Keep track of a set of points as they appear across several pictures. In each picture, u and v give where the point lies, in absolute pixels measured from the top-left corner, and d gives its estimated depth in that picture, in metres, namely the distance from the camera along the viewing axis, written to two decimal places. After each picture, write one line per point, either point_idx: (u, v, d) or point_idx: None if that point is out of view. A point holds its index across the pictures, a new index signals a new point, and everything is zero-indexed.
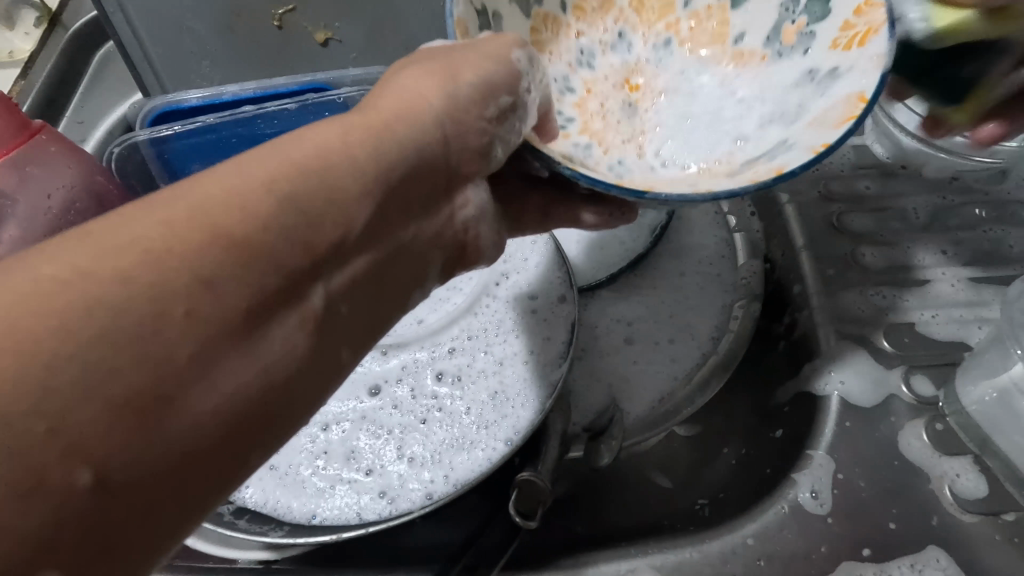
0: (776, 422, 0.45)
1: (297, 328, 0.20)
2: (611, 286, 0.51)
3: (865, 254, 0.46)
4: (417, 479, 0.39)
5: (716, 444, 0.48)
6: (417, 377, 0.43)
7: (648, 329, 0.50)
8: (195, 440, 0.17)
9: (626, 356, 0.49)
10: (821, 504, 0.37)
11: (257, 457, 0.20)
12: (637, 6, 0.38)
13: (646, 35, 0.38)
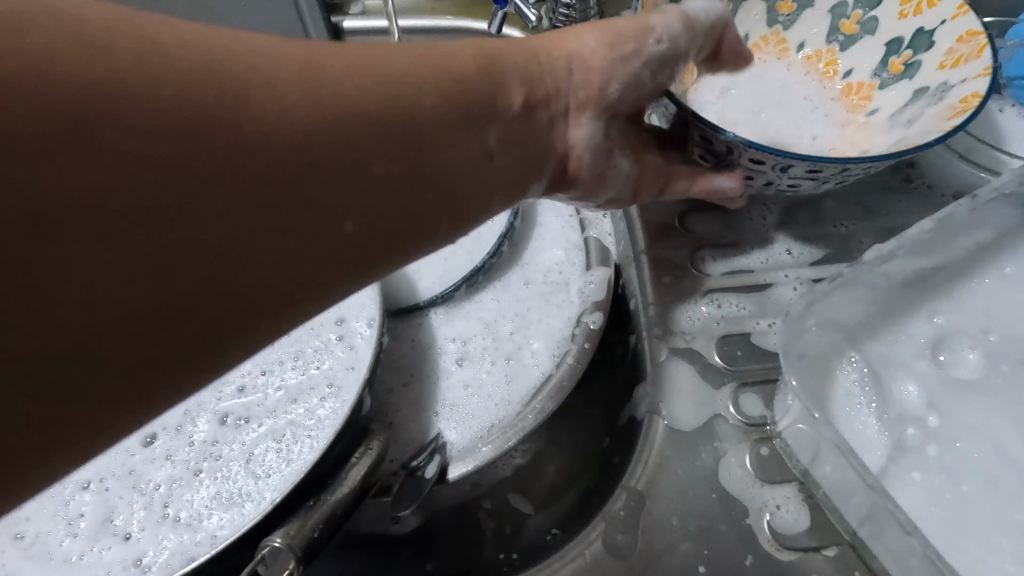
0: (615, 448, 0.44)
1: (475, 150, 0.25)
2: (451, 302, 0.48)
3: (704, 258, 0.42)
4: (174, 545, 0.34)
5: (572, 461, 0.50)
6: (191, 426, 0.38)
7: (487, 349, 0.46)
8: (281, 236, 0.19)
9: (459, 379, 0.45)
10: (634, 538, 0.34)
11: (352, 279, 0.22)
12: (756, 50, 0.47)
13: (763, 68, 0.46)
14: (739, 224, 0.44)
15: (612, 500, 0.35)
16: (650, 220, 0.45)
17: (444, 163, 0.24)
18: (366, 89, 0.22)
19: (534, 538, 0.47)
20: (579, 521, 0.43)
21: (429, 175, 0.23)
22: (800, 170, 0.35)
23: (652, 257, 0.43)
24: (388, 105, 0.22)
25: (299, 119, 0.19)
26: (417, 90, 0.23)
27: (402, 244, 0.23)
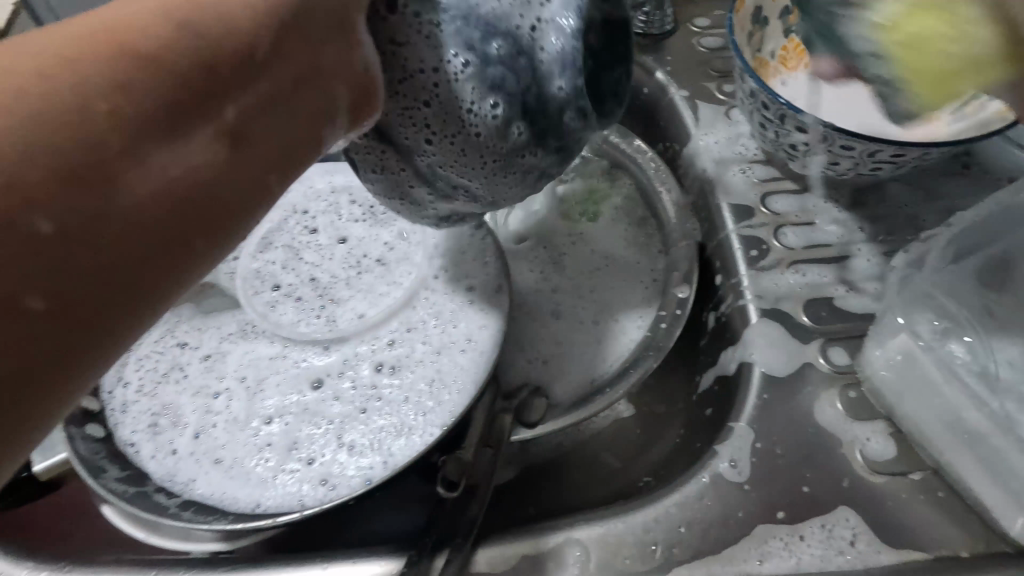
0: (706, 402, 0.50)
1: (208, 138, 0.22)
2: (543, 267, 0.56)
3: (786, 234, 0.48)
4: (355, 469, 0.40)
5: (660, 426, 0.57)
6: (351, 374, 0.44)
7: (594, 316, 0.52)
8: (101, 216, 0.19)
9: (570, 342, 0.51)
10: (741, 472, 0.39)
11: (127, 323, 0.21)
12: None
13: None
14: (815, 205, 0.50)
15: (720, 435, 0.41)
16: (736, 203, 0.51)
17: (179, 169, 0.21)
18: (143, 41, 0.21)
19: (626, 485, 0.53)
20: (675, 469, 0.50)
21: (176, 172, 0.21)
22: (886, 154, 0.41)
23: (741, 233, 0.49)
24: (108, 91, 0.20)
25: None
26: (185, 55, 0.22)
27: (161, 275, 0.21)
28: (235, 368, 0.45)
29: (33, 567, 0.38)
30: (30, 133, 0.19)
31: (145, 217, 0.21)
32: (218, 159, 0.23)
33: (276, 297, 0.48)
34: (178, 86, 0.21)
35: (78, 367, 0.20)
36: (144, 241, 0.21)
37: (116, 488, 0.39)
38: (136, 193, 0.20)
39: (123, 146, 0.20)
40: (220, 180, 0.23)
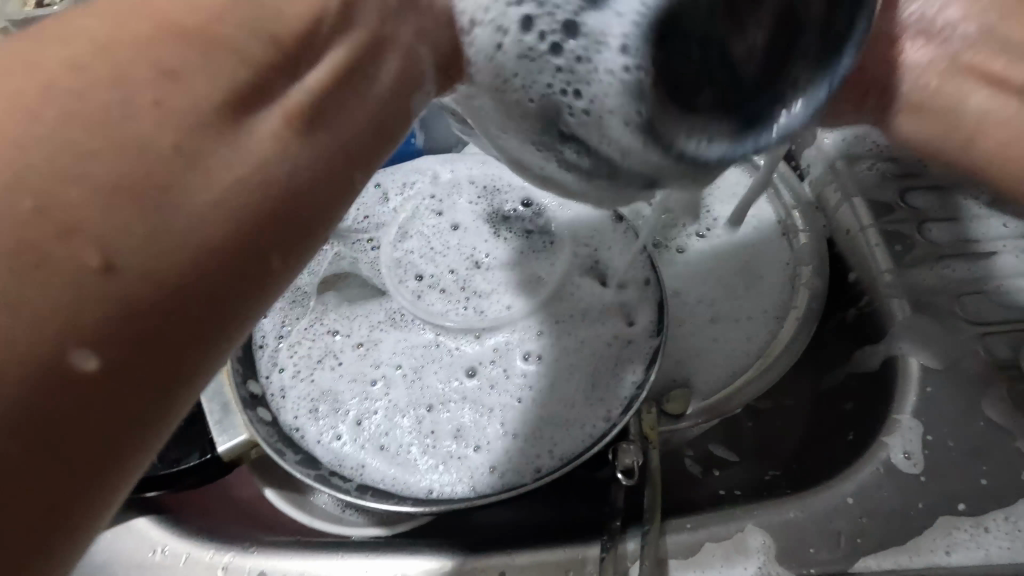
0: (844, 395, 0.49)
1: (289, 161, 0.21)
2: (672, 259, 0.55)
3: (930, 229, 0.49)
4: (525, 457, 0.41)
5: (780, 417, 0.52)
6: (507, 364, 0.45)
7: (731, 307, 0.52)
8: (180, 253, 0.18)
9: (709, 335, 0.51)
10: (916, 463, 0.39)
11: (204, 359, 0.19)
12: None
13: None
14: (956, 201, 0.50)
15: (886, 427, 0.41)
16: (873, 199, 0.51)
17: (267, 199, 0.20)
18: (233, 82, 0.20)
19: (753, 480, 0.49)
20: (812, 471, 0.46)
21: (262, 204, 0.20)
22: None
23: (882, 229, 0.50)
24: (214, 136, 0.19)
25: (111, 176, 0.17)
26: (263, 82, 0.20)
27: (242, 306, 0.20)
28: (390, 354, 0.45)
29: (216, 549, 0.38)
30: (146, 148, 0.18)
31: (187, 270, 0.18)
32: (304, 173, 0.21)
33: (421, 287, 0.48)
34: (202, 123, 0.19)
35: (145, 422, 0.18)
36: (188, 302, 0.18)
37: (299, 472, 0.40)
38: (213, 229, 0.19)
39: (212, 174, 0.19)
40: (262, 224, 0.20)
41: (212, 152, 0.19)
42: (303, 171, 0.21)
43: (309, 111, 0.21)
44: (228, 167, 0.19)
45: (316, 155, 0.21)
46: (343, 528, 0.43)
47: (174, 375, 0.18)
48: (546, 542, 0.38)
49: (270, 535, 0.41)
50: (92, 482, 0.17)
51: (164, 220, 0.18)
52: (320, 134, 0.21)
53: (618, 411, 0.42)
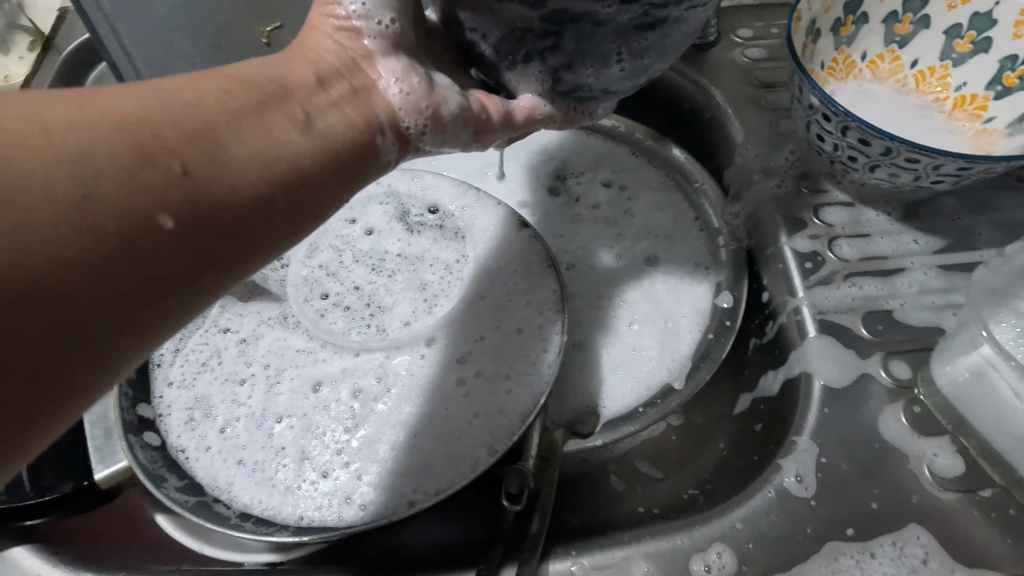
0: (754, 417, 0.51)
1: (287, 123, 0.26)
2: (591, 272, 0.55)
3: (841, 246, 0.48)
4: (398, 486, 0.40)
5: (702, 435, 0.54)
6: (398, 387, 0.43)
7: (646, 318, 0.52)
8: (225, 205, 0.23)
9: (626, 346, 0.51)
10: (807, 487, 0.38)
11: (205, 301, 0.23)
12: (872, 68, 0.53)
13: (882, 86, 0.53)
14: (867, 217, 0.50)
15: (782, 449, 0.41)
16: (786, 216, 0.51)
17: (286, 148, 0.25)
18: (263, 73, 0.27)
19: (669, 498, 0.51)
20: (724, 485, 0.48)
21: (280, 152, 0.25)
22: (951, 167, 0.40)
23: (793, 247, 0.49)
24: (275, 85, 0.27)
25: (290, 165, 0.25)
26: (262, 74, 0.27)
27: (243, 261, 0.24)
28: (280, 373, 0.44)
29: None
30: (277, 135, 0.25)
31: (287, 175, 0.25)
32: (299, 143, 0.26)
33: (325, 305, 0.48)
34: (241, 111, 0.25)
35: (156, 327, 0.22)
36: (215, 224, 0.23)
37: (176, 498, 0.39)
38: (237, 153, 0.24)
39: (329, 137, 0.27)
40: (286, 163, 0.25)
41: (240, 131, 0.24)
42: (334, 129, 0.27)
43: (304, 119, 0.27)
44: (249, 145, 0.24)
45: (314, 145, 0.26)
46: (237, 553, 0.42)
47: (172, 297, 0.22)
48: (426, 571, 0.37)
49: (153, 564, 0.40)
50: (93, 375, 0.20)
51: (207, 164, 0.23)
52: (311, 129, 0.27)
53: (505, 442, 0.41)
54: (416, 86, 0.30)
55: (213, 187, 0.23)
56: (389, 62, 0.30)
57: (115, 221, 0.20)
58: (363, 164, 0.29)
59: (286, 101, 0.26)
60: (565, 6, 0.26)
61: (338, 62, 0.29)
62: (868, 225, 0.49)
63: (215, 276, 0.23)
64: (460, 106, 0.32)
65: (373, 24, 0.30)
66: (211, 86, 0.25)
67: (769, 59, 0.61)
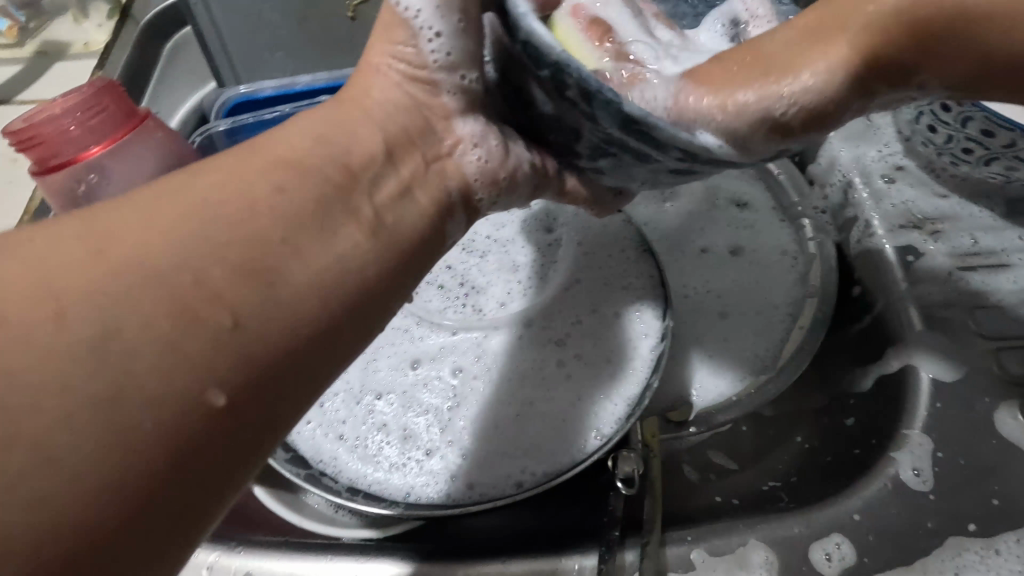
0: (845, 411, 0.47)
1: (358, 229, 0.25)
2: (675, 255, 0.53)
3: (944, 239, 0.48)
4: (504, 466, 0.39)
5: (785, 425, 0.50)
6: (501, 368, 0.43)
7: (738, 303, 0.51)
8: (299, 326, 0.22)
9: (717, 334, 0.50)
10: (925, 481, 0.38)
11: (300, 411, 0.24)
12: None
13: None
14: (967, 211, 0.49)
15: (894, 441, 0.40)
16: (884, 207, 0.51)
17: (349, 259, 0.24)
18: (318, 149, 0.26)
19: (750, 491, 0.47)
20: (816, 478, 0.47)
21: (336, 265, 0.24)
22: None
23: (894, 241, 0.49)
24: (341, 157, 0.26)
25: (336, 266, 0.24)
26: (323, 157, 0.26)
27: (325, 372, 0.24)
28: (376, 347, 0.43)
29: (201, 547, 0.38)
30: (328, 236, 0.24)
31: (346, 289, 0.24)
32: (366, 248, 0.25)
33: (418, 284, 0.47)
34: (301, 225, 0.23)
35: (256, 450, 0.22)
36: (276, 363, 0.22)
37: (287, 470, 0.38)
38: (307, 274, 0.23)
39: (391, 233, 0.26)
40: (348, 284, 0.24)
41: (300, 252, 0.23)
42: (401, 227, 0.27)
43: (373, 218, 0.26)
44: (310, 266, 0.23)
45: (383, 251, 0.26)
46: (333, 528, 0.41)
47: (254, 432, 0.22)
48: (540, 550, 0.36)
49: (254, 534, 0.40)
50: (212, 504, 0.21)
51: (263, 300, 0.22)
52: (378, 230, 0.26)
53: (611, 427, 0.40)
54: (492, 151, 0.31)
55: (275, 302, 0.22)
56: (466, 124, 0.31)
57: (180, 419, 0.20)
58: (432, 244, 0.29)
59: (351, 197, 0.25)
60: (619, 143, 0.28)
61: (399, 132, 0.29)
62: (969, 219, 0.49)
63: (298, 396, 0.23)
64: (530, 164, 0.33)
65: (455, 78, 0.30)
66: (263, 179, 0.24)
67: None
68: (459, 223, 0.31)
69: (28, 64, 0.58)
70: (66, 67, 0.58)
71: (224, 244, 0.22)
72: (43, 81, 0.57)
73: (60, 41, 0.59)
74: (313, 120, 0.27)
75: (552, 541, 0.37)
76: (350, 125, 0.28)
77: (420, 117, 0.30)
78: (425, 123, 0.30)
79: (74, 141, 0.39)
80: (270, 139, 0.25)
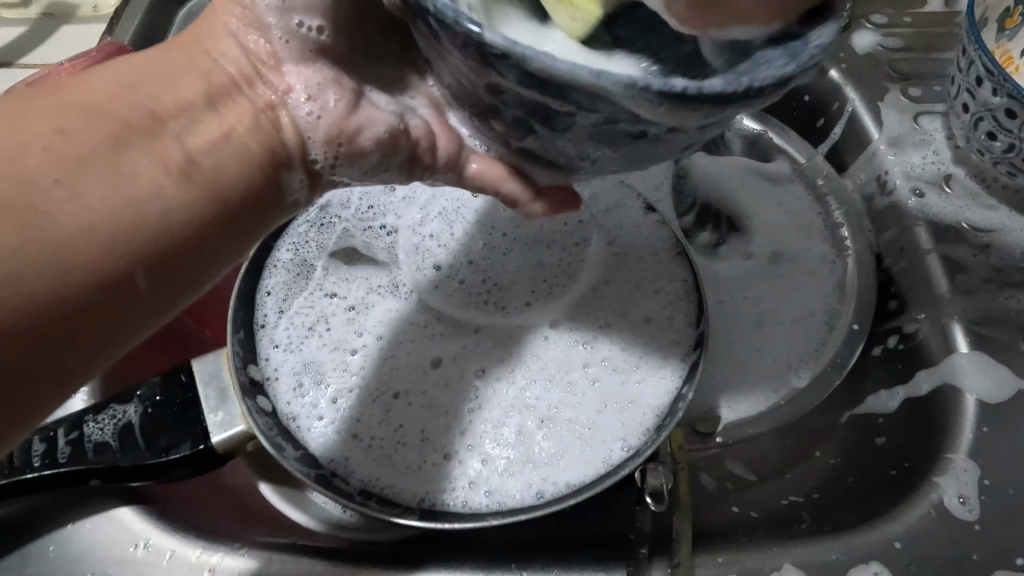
0: (873, 428, 0.45)
1: (154, 172, 0.24)
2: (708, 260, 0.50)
3: (995, 252, 0.45)
4: (527, 476, 0.37)
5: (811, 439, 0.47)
6: (524, 371, 0.41)
7: (772, 310, 0.48)
8: (70, 268, 0.22)
9: (751, 344, 0.47)
10: (971, 510, 0.36)
11: (90, 356, 0.24)
12: None
13: None
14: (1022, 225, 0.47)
15: (938, 464, 0.38)
16: (932, 219, 0.48)
17: (143, 205, 0.23)
18: (126, 93, 0.25)
19: (776, 509, 0.43)
20: None
21: (128, 210, 0.23)
22: None
23: (940, 255, 0.46)
24: (148, 100, 0.25)
25: (123, 212, 0.23)
26: (126, 102, 0.24)
27: (121, 318, 0.24)
28: (392, 345, 0.41)
29: (205, 547, 0.36)
30: (113, 180, 0.23)
31: (137, 234, 0.23)
32: (168, 193, 0.24)
33: (438, 276, 0.44)
34: (80, 166, 0.23)
35: (50, 387, 0.23)
36: (47, 307, 0.22)
37: (297, 469, 0.36)
38: (79, 218, 0.22)
39: (201, 179, 0.25)
40: (140, 231, 0.23)
41: (75, 194, 0.22)
42: (219, 172, 0.25)
43: (183, 163, 0.24)
44: (90, 208, 0.22)
45: (188, 197, 0.24)
46: (343, 530, 0.39)
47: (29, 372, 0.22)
48: (566, 564, 0.35)
49: (259, 534, 0.38)
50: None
51: (26, 241, 0.21)
52: (187, 173, 0.24)
53: (639, 439, 0.38)
54: (329, 107, 0.26)
55: (47, 242, 0.22)
56: (302, 72, 0.27)
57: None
58: (264, 196, 0.27)
59: (155, 140, 0.24)
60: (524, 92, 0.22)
61: (225, 80, 0.26)
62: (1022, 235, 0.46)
63: (86, 339, 0.23)
64: (392, 126, 0.27)
65: (291, 23, 0.27)
66: (47, 125, 0.23)
67: (904, 50, 0.56)
68: (303, 184, 0.28)
69: (33, 26, 0.55)
70: (74, 30, 0.55)
71: None
72: (49, 44, 0.54)
73: (68, 3, 0.56)
74: (134, 61, 0.26)
75: (575, 554, 0.35)
76: (170, 64, 0.26)
77: (260, 55, 0.27)
78: (258, 69, 0.27)
79: None
80: (78, 81, 0.25)
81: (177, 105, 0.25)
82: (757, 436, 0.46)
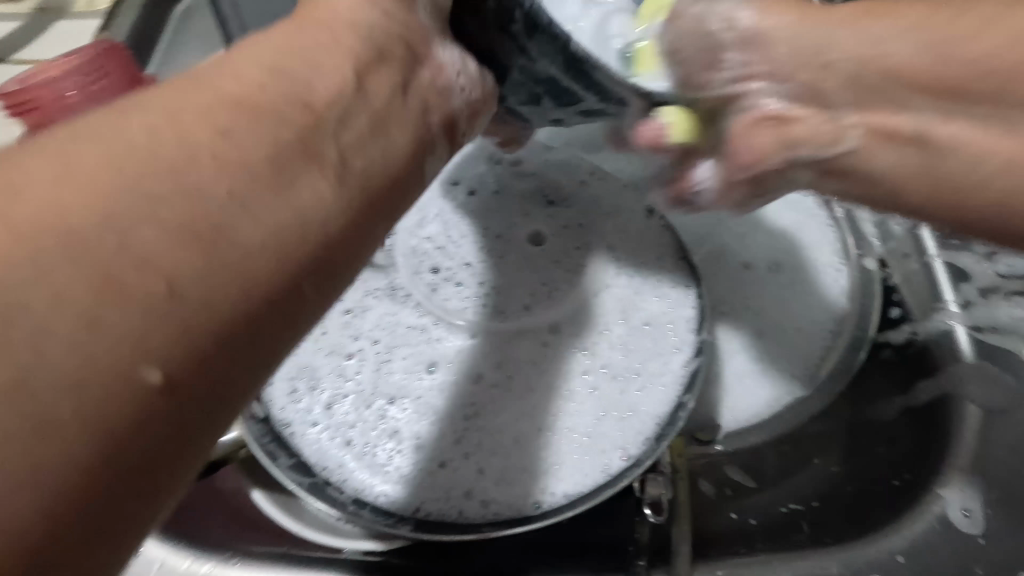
0: (878, 436, 0.44)
1: (320, 178, 0.22)
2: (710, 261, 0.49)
3: (999, 260, 0.46)
4: (523, 486, 0.36)
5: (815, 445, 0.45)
6: (521, 376, 0.40)
7: (775, 316, 0.47)
8: (241, 284, 0.19)
9: (753, 350, 0.46)
10: (973, 523, 0.36)
11: (250, 393, 0.20)
12: None
13: None
14: None
15: (941, 475, 0.38)
16: (936, 228, 0.48)
17: (310, 214, 0.21)
18: (275, 83, 0.22)
19: (781, 518, 0.42)
20: None
21: (299, 220, 0.21)
22: None
23: (946, 261, 0.47)
24: (301, 89, 0.23)
25: (287, 214, 0.20)
26: (280, 93, 0.22)
27: (265, 348, 0.20)
28: (389, 349, 0.40)
29: (195, 558, 0.36)
30: (237, 182, 0.19)
31: (295, 245, 0.20)
32: (330, 198, 0.22)
33: (437, 280, 0.43)
34: (254, 178, 0.20)
35: (210, 431, 0.19)
36: (196, 344, 0.18)
37: (290, 479, 0.36)
38: (257, 228, 0.19)
39: (353, 172, 0.23)
40: (274, 264, 0.20)
41: (250, 209, 0.19)
42: (374, 166, 0.24)
43: (337, 162, 0.23)
44: (264, 223, 0.20)
45: (350, 200, 0.22)
46: (334, 538, 0.38)
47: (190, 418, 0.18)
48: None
49: (250, 543, 0.37)
50: (136, 513, 0.17)
51: (208, 262, 0.18)
52: (343, 175, 0.23)
53: (639, 448, 0.37)
54: (391, 75, 0.26)
55: (233, 256, 0.19)
56: (369, 47, 0.27)
57: (118, 396, 0.16)
58: (404, 181, 0.26)
59: (312, 140, 0.22)
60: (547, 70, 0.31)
61: (331, 85, 0.24)
62: None
63: (238, 367, 0.19)
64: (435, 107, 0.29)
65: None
66: (203, 125, 0.20)
67: None
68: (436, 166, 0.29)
69: (26, 20, 0.54)
70: (68, 25, 0.54)
71: (111, 192, 0.17)
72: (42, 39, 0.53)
73: None
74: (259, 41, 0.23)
75: (562, 566, 0.35)
76: (293, 40, 0.24)
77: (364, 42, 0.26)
78: (367, 56, 0.26)
79: (70, 108, 0.35)
80: (217, 70, 0.22)
81: (325, 100, 0.23)
82: (757, 445, 0.45)
